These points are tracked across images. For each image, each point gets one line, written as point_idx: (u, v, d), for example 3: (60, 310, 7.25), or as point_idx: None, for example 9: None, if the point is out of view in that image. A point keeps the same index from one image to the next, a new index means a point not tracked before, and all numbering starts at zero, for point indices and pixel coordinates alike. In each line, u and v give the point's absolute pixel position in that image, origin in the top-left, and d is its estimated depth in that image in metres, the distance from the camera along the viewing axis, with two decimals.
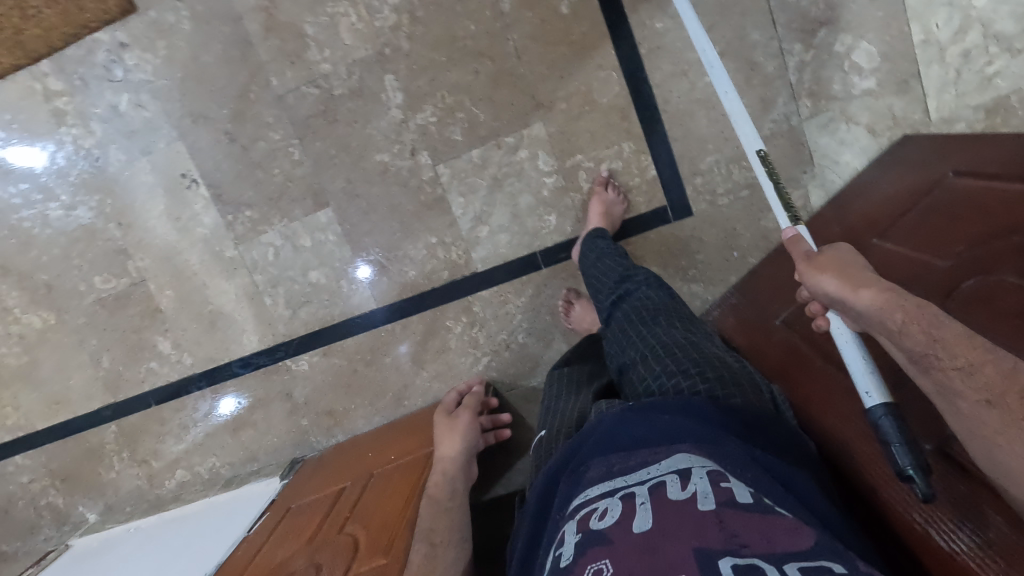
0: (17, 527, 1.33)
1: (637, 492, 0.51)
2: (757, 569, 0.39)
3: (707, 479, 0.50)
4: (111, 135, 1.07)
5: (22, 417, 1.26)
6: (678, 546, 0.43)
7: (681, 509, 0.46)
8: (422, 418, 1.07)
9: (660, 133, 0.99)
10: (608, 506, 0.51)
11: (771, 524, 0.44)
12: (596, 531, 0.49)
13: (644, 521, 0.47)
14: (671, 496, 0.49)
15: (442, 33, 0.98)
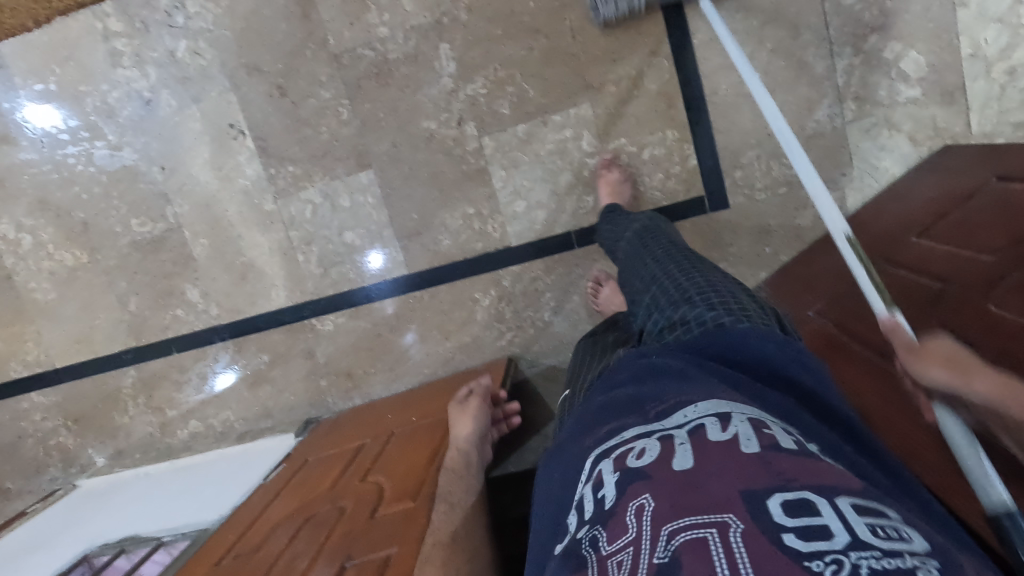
0: (24, 465, 1.34)
1: (674, 434, 0.51)
2: (807, 504, 0.40)
3: (748, 425, 0.50)
4: (166, 80, 1.09)
5: (43, 353, 1.27)
6: (726, 484, 0.43)
7: (724, 449, 0.47)
8: (444, 389, 1.06)
9: (705, 124, 1.01)
10: (645, 446, 0.51)
11: (817, 468, 0.45)
12: (636, 470, 0.49)
13: (685, 460, 0.47)
14: (711, 437, 0.49)
15: (500, 8, 1.00)
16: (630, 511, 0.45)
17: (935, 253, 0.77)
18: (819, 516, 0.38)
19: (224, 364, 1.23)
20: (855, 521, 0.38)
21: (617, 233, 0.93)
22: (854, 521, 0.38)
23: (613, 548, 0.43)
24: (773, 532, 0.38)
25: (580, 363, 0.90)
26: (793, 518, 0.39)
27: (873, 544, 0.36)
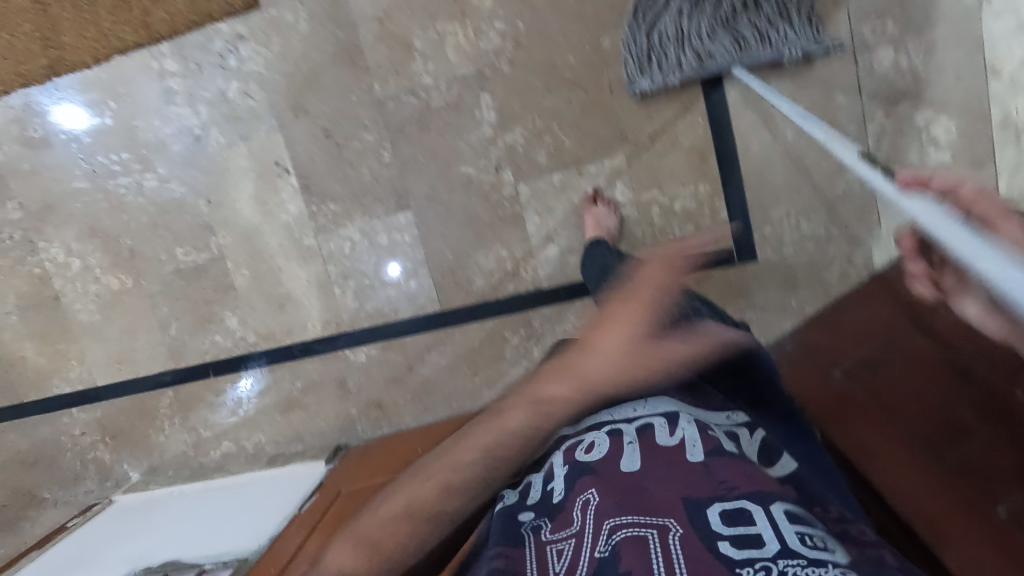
0: (62, 476, 1.39)
1: (626, 433, 0.68)
2: (741, 512, 0.54)
3: (696, 429, 0.65)
4: (216, 118, 1.13)
5: (85, 371, 1.32)
6: (670, 492, 0.58)
7: (670, 454, 0.62)
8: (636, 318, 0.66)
9: (737, 179, 1.03)
10: (598, 443, 0.68)
11: (756, 473, 0.59)
12: (587, 466, 0.65)
13: (631, 462, 0.63)
14: (660, 442, 0.65)
15: (541, 61, 1.03)
16: (576, 506, 0.61)
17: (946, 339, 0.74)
18: (754, 523, 0.52)
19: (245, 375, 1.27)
20: (788, 530, 0.51)
21: (595, 276, 1.00)
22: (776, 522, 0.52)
23: (554, 537, 0.60)
24: (708, 540, 0.52)
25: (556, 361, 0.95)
26: (726, 526, 0.53)
27: (797, 550, 0.49)
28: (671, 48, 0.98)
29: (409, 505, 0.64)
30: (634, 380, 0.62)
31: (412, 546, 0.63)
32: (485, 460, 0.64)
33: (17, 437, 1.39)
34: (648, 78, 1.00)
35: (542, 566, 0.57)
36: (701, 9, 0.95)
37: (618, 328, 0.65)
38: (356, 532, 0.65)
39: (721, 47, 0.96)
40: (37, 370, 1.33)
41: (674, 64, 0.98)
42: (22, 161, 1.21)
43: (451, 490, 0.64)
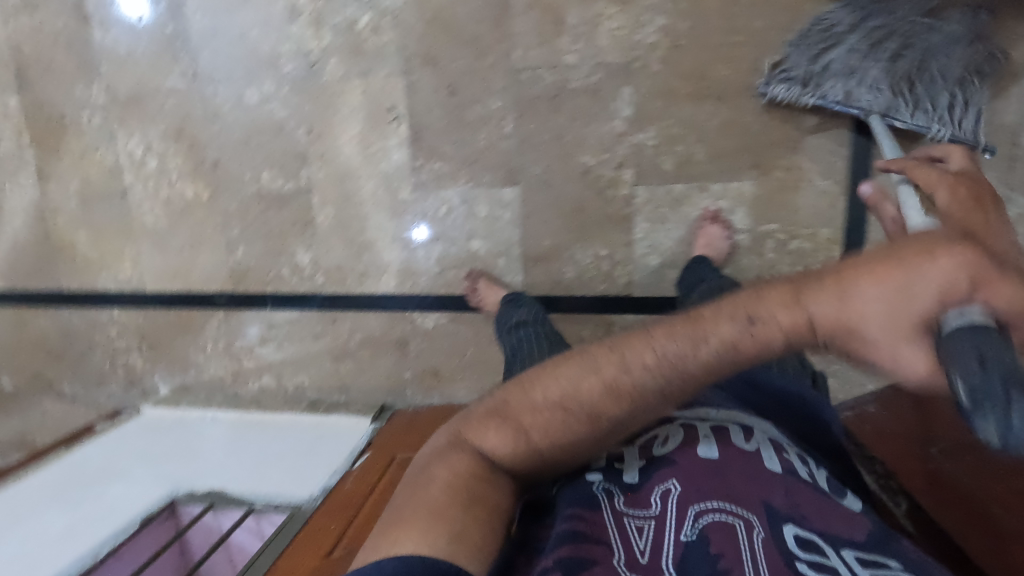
0: (89, 374, 1.35)
1: (700, 427, 0.63)
2: (814, 544, 0.53)
3: (771, 446, 0.62)
4: (337, 48, 1.07)
5: (136, 274, 1.27)
6: (750, 494, 0.56)
7: (750, 458, 0.59)
8: (925, 310, 0.39)
9: (860, 232, 1.01)
10: (668, 433, 0.64)
11: (827, 510, 0.57)
12: (661, 457, 0.61)
13: (710, 452, 0.60)
14: (737, 443, 0.61)
15: (694, 67, 0.99)
16: (655, 494, 0.58)
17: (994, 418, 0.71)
18: (828, 559, 0.52)
19: (300, 316, 1.23)
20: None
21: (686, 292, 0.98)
22: (843, 559, 0.52)
23: (636, 513, 0.57)
24: (787, 558, 0.51)
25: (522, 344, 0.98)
26: (802, 549, 0.53)
27: None
28: (828, 69, 0.92)
29: (567, 396, 0.56)
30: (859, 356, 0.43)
31: (568, 445, 0.58)
32: (659, 380, 0.52)
33: (47, 325, 1.34)
34: (784, 87, 0.95)
35: (624, 543, 0.55)
36: (879, 47, 0.90)
37: (879, 289, 0.40)
38: (505, 412, 0.60)
39: (873, 94, 0.91)
40: (86, 262, 1.28)
41: (819, 86, 0.93)
42: (120, 45, 1.14)
43: (620, 398, 0.54)
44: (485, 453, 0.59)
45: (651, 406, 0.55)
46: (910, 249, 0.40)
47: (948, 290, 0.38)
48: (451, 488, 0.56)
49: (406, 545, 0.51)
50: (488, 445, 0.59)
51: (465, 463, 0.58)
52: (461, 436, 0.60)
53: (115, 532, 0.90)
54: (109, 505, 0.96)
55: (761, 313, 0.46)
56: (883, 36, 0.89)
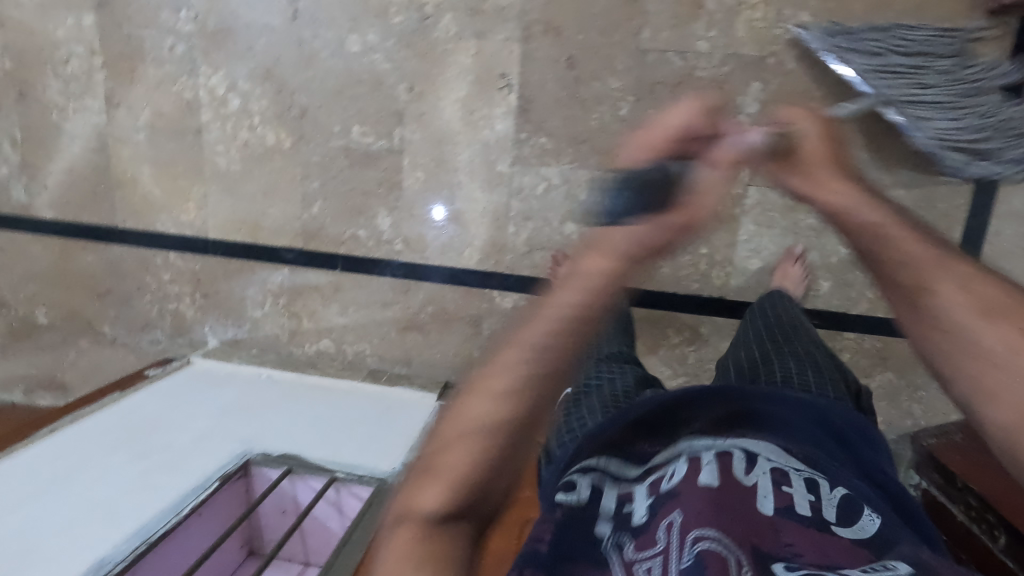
0: (132, 317, 1.29)
1: (703, 457, 0.61)
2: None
3: (769, 480, 0.59)
4: (454, 5, 1.02)
5: (200, 218, 1.20)
6: (747, 524, 0.53)
7: (744, 489, 0.57)
8: (594, 283, 0.62)
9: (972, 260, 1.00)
10: (674, 470, 0.60)
11: (827, 537, 0.54)
12: (667, 492, 0.58)
13: (710, 478, 0.57)
14: (737, 473, 0.59)
15: (830, 70, 0.96)
16: (661, 526, 0.54)
17: (919, 282, 0.65)
18: None
19: (371, 281, 1.18)
20: None
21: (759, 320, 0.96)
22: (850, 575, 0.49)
23: (641, 555, 0.52)
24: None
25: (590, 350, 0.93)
26: None
27: None
28: (889, 32, 0.91)
29: (479, 421, 0.61)
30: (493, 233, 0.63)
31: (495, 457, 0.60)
32: (520, 378, 0.61)
33: (93, 261, 1.27)
34: (823, 32, 0.91)
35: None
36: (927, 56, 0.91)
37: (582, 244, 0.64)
38: (430, 470, 0.60)
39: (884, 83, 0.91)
40: (146, 199, 1.21)
41: (854, 48, 0.91)
42: None
43: (501, 400, 0.61)
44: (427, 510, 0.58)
45: (531, 400, 0.61)
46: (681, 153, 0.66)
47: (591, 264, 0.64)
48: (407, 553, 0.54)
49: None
50: (426, 505, 0.58)
51: (410, 529, 0.57)
52: (400, 510, 0.59)
53: (194, 484, 0.81)
54: (177, 455, 0.86)
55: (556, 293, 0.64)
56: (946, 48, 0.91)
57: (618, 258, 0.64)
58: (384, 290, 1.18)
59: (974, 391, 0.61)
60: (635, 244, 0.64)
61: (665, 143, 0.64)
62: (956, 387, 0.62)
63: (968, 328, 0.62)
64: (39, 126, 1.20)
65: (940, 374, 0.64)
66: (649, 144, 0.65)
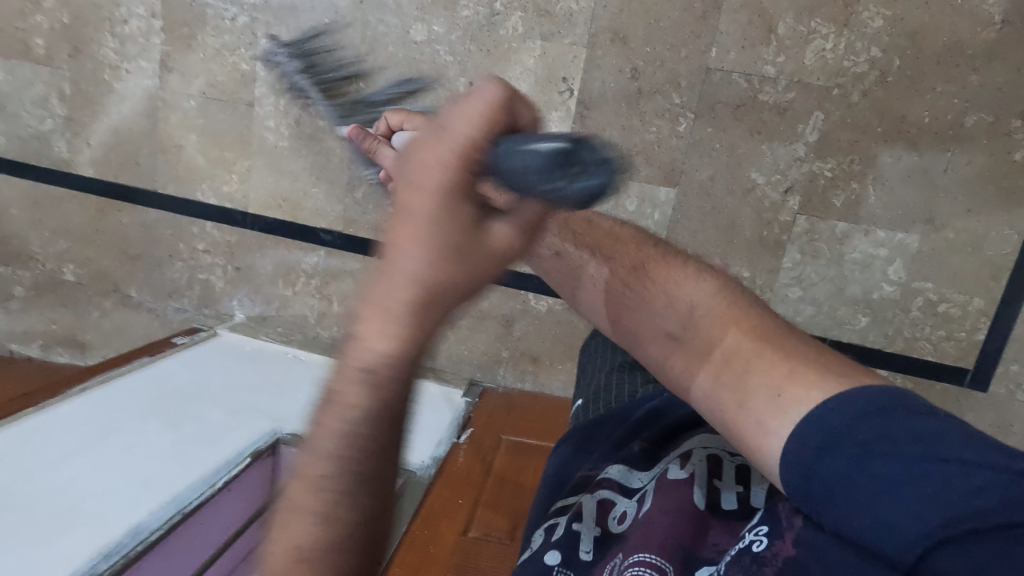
0: (160, 283, 1.28)
1: (648, 490, 0.57)
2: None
3: (708, 471, 0.55)
4: (525, 5, 1.02)
5: (242, 191, 1.20)
6: (674, 532, 0.51)
7: (676, 495, 0.54)
8: (383, 377, 0.43)
9: (1014, 309, 0.99)
10: (625, 508, 0.56)
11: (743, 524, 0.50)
12: (614, 534, 0.55)
13: (648, 506, 0.54)
14: (670, 475, 0.56)
15: (894, 107, 0.96)
16: (606, 566, 0.52)
17: (614, 264, 0.67)
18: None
19: None
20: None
21: None
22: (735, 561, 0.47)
23: None
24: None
25: (592, 359, 0.91)
26: None
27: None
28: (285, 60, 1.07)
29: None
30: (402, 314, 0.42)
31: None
32: (322, 523, 0.44)
33: (127, 223, 1.26)
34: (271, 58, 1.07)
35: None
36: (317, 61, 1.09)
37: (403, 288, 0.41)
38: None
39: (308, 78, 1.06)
40: (189, 167, 1.21)
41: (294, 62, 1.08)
42: None
43: (325, 536, 0.44)
44: None
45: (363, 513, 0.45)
46: (405, 193, 0.39)
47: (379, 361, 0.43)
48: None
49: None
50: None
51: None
52: None
53: (226, 460, 0.81)
54: (208, 429, 0.86)
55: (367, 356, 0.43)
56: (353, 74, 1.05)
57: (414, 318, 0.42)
58: None
59: (719, 384, 0.53)
60: (493, 251, 0.40)
61: (438, 182, 0.37)
62: (716, 405, 0.53)
63: (665, 293, 0.62)
64: (89, 81, 1.19)
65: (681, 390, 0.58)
66: (446, 212, 0.38)
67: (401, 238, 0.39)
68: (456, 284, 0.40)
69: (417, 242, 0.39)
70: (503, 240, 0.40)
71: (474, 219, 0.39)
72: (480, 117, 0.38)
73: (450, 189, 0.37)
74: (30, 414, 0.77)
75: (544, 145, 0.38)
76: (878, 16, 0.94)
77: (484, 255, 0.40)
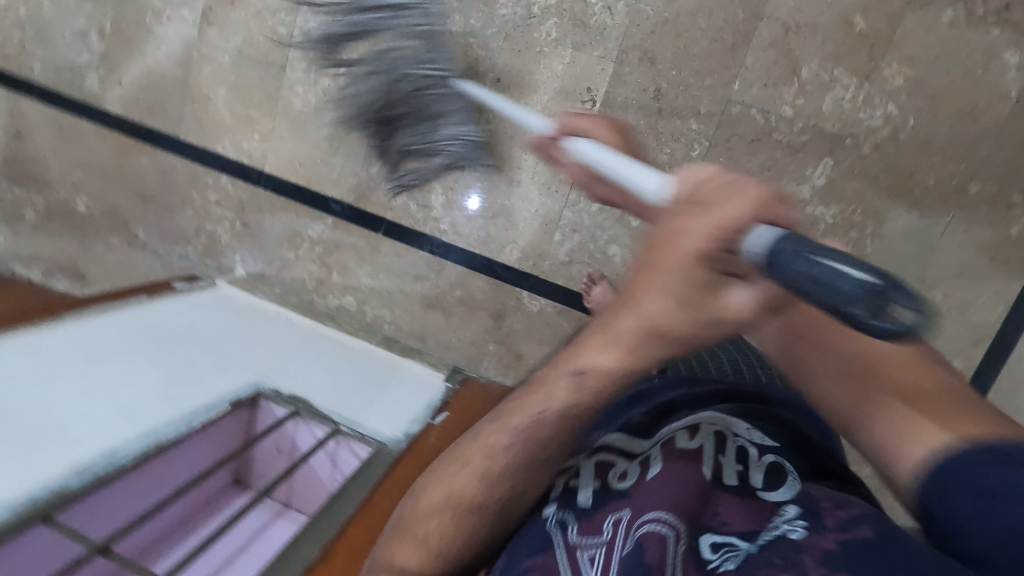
0: (168, 227, 1.31)
1: (651, 454, 0.53)
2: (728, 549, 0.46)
3: (719, 443, 0.54)
4: (562, 11, 1.05)
5: (262, 150, 1.23)
6: (684, 494, 0.49)
7: (688, 459, 0.51)
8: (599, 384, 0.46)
9: (990, 379, 1.01)
10: (626, 468, 0.53)
11: (746, 505, 0.49)
12: (617, 492, 0.51)
13: (656, 468, 0.51)
14: (679, 444, 0.53)
15: (903, 165, 0.98)
16: (608, 519, 0.49)
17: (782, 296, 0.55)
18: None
19: (408, 251, 1.20)
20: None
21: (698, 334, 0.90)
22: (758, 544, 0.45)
23: (585, 544, 0.49)
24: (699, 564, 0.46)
25: None
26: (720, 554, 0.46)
27: None
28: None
29: (452, 497, 0.50)
30: (624, 342, 0.44)
31: (472, 539, 0.51)
32: (474, 479, 0.50)
33: (146, 165, 1.29)
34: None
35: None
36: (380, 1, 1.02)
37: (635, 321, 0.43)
38: (399, 526, 0.51)
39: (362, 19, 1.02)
40: (214, 119, 1.23)
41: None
42: None
43: (499, 479, 0.50)
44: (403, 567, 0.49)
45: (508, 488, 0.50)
46: (654, 248, 0.40)
47: (599, 372, 0.46)
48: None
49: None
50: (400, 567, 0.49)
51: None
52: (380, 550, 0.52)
53: (206, 402, 0.83)
54: (195, 372, 0.88)
55: (585, 363, 0.47)
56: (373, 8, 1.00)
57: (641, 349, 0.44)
58: (419, 263, 1.20)
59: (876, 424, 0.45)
60: (726, 322, 0.40)
61: (689, 260, 0.38)
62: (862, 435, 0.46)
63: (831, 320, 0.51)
64: (131, 22, 1.22)
65: (846, 428, 0.47)
66: (688, 278, 0.38)
67: (644, 284, 0.41)
68: (684, 338, 0.41)
69: (657, 296, 0.40)
70: (741, 314, 0.39)
71: (712, 289, 0.39)
72: (733, 203, 0.37)
73: (694, 262, 0.38)
74: (24, 331, 0.79)
75: (854, 274, 0.33)
76: (899, 74, 0.96)
77: (716, 324, 0.40)
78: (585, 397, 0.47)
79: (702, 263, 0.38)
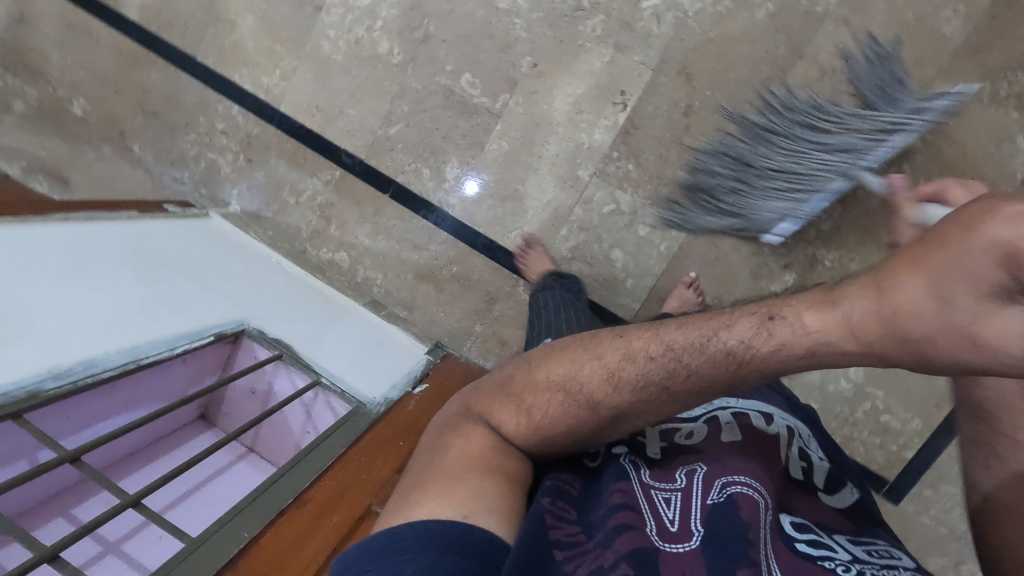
0: (167, 147, 1.26)
1: (718, 417, 0.59)
2: (808, 533, 0.49)
3: (789, 435, 0.60)
4: (611, 10, 1.05)
5: (280, 88, 1.19)
6: (768, 470, 0.53)
7: (764, 441, 0.56)
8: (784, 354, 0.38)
9: (946, 440, 1.06)
10: (692, 428, 0.58)
11: (813, 502, 0.55)
12: (683, 447, 0.56)
13: (733, 435, 0.56)
14: (757, 424, 0.59)
15: None
16: (682, 470, 0.53)
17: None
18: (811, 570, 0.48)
19: (412, 218, 1.18)
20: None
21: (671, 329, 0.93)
22: (844, 547, 0.49)
23: (661, 488, 0.52)
24: (789, 539, 0.47)
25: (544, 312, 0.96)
26: (799, 535, 0.49)
27: None
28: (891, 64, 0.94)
29: (571, 382, 0.49)
30: (848, 322, 0.35)
31: (572, 434, 0.50)
32: (600, 378, 0.48)
33: (154, 79, 1.24)
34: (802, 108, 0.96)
35: (653, 513, 0.49)
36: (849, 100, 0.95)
37: (864, 298, 0.33)
38: (511, 388, 0.54)
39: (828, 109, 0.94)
40: (236, 46, 1.19)
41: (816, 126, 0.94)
42: None
43: (621, 387, 0.46)
44: (498, 426, 0.52)
45: (619, 404, 0.47)
46: (949, 226, 0.30)
47: (794, 329, 0.37)
48: (470, 465, 0.48)
49: (425, 512, 0.44)
50: (499, 422, 0.52)
51: (485, 444, 0.51)
52: (477, 409, 0.54)
53: (190, 332, 0.81)
54: (182, 298, 0.85)
55: (784, 313, 0.38)
56: (881, 127, 0.91)
57: (865, 331, 0.34)
58: (421, 231, 1.18)
59: None
60: (994, 339, 0.28)
61: (987, 249, 0.27)
62: None
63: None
64: None
65: None
66: (969, 269, 0.28)
67: (907, 258, 0.32)
68: (911, 332, 0.31)
69: (916, 278, 0.31)
70: (1012, 343, 0.28)
71: (987, 295, 0.28)
72: None
73: (991, 253, 0.27)
74: (10, 222, 0.74)
75: None
76: None
77: (959, 342, 0.29)
78: (760, 347, 0.39)
79: (996, 257, 0.27)
